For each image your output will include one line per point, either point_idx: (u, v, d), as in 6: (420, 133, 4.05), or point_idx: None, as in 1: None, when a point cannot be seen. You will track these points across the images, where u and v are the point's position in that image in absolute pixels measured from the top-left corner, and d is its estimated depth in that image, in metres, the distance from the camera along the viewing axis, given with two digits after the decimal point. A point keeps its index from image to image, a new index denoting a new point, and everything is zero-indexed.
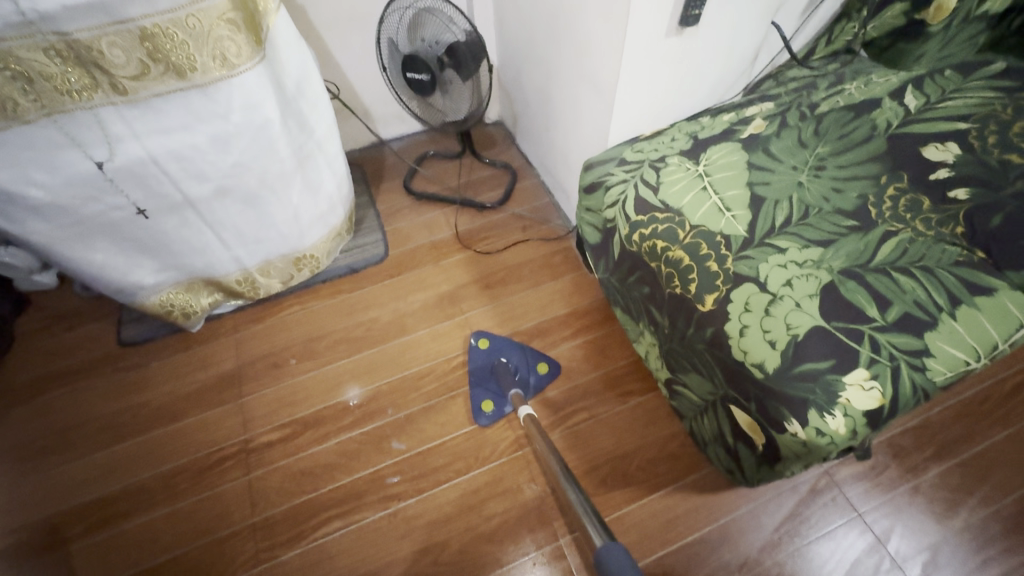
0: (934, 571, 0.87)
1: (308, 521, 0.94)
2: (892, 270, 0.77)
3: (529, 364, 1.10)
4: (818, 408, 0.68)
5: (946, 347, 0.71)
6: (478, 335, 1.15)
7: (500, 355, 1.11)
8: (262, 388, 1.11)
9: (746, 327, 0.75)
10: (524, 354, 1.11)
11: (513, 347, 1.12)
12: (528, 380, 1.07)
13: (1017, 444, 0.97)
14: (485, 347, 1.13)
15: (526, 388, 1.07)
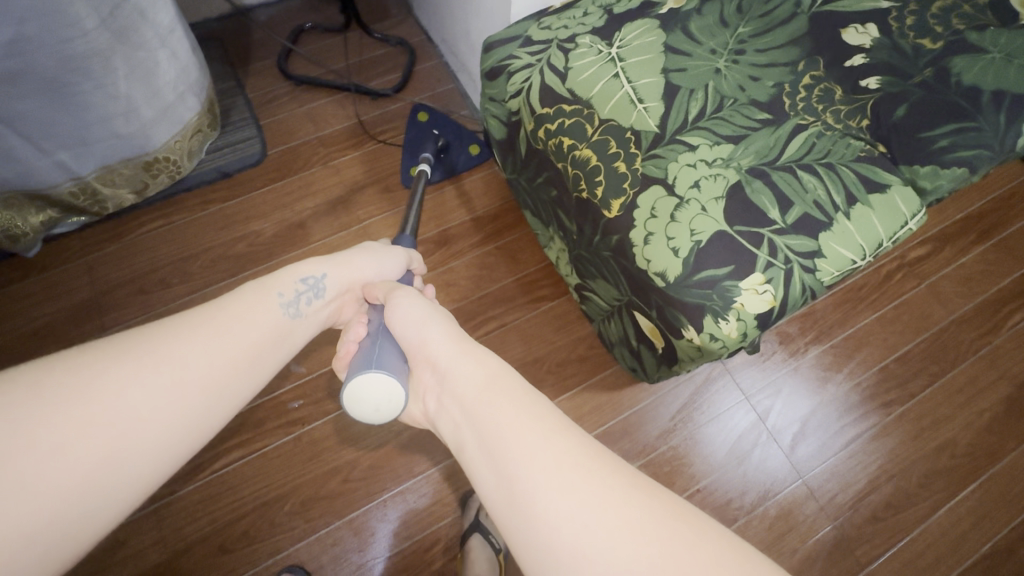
0: (802, 439, 0.98)
1: (204, 454, 0.88)
2: (797, 168, 0.74)
3: (462, 141, 1.13)
4: (713, 315, 0.67)
5: (837, 248, 0.71)
6: (418, 108, 1.15)
7: (439, 129, 1.14)
8: (130, 318, 0.97)
9: (651, 234, 0.71)
10: (460, 130, 1.15)
11: (455, 126, 1.15)
12: (456, 156, 1.12)
13: (883, 324, 1.07)
14: (424, 120, 1.14)
15: (452, 164, 1.12)
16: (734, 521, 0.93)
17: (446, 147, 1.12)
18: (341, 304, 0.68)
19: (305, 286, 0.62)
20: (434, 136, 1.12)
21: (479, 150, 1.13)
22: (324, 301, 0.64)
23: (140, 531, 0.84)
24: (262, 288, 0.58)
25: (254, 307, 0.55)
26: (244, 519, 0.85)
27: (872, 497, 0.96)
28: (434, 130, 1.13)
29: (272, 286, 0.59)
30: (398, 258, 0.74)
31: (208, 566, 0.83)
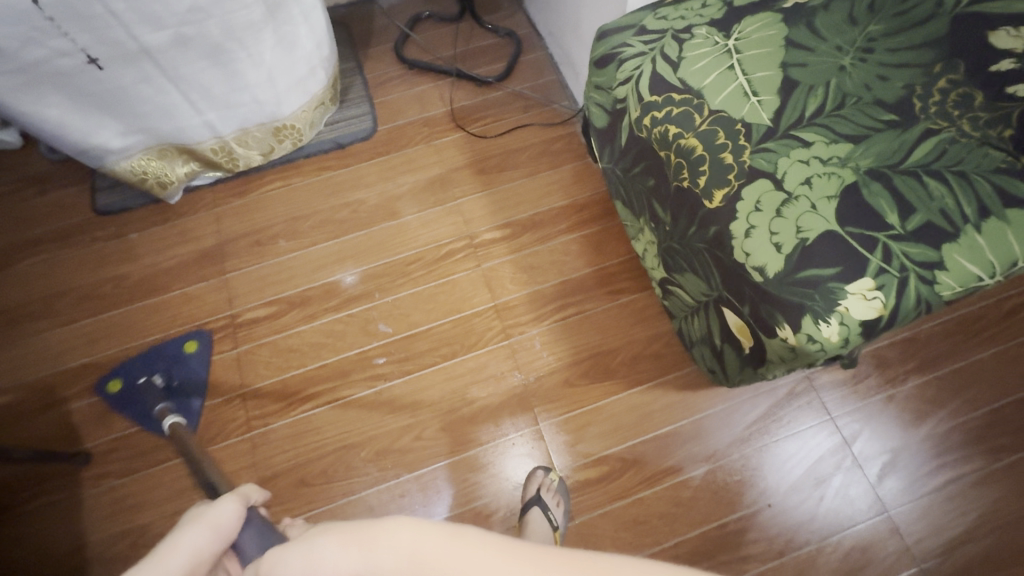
0: (890, 472, 0.91)
1: (295, 394, 0.97)
2: (923, 174, 0.69)
3: (177, 355, 0.99)
4: (813, 315, 0.64)
5: (962, 262, 0.66)
6: (190, 336, 1.01)
7: (141, 373, 0.98)
8: (244, 266, 1.07)
9: (753, 227, 0.69)
10: (158, 361, 0.99)
11: (144, 364, 0.99)
12: (187, 371, 0.98)
13: (1003, 362, 0.96)
14: (116, 389, 0.96)
15: (192, 385, 0.97)
16: (805, 545, 0.87)
17: (171, 378, 0.97)
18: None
19: None
20: (144, 379, 0.96)
21: (193, 349, 0.99)
22: None
23: (236, 455, 0.93)
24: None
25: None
26: (324, 459, 0.92)
27: (968, 547, 0.87)
28: (140, 378, 0.97)
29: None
30: (228, 503, 0.43)
31: (289, 496, 0.90)
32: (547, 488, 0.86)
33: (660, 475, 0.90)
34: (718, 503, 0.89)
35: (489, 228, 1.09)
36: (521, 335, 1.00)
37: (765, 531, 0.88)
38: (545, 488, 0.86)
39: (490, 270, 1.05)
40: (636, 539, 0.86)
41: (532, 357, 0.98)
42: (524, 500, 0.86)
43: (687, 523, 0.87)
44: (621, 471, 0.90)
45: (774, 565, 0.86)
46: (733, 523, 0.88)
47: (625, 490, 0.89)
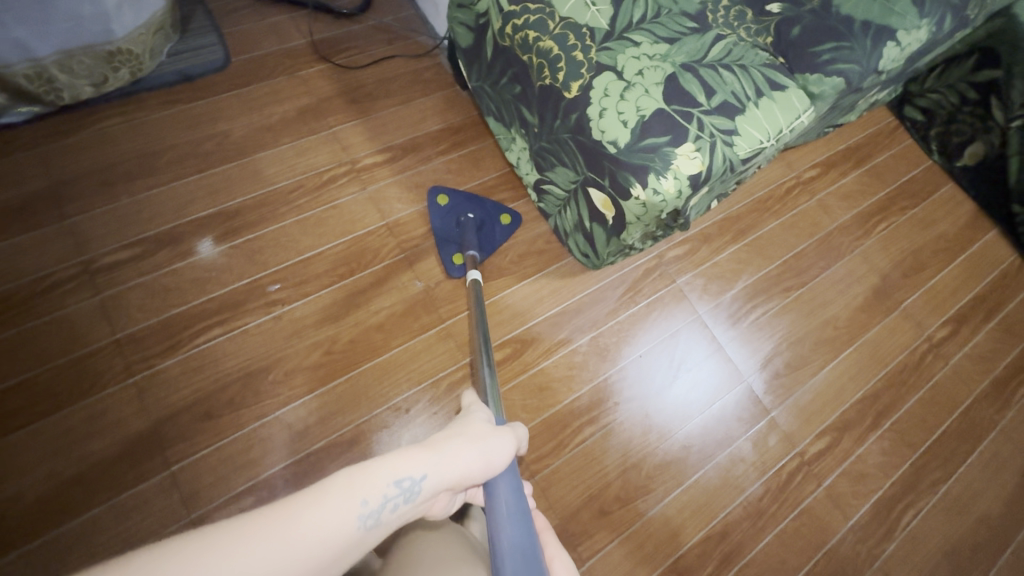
0: (719, 318, 1.16)
1: (183, 331, 0.91)
2: (719, 66, 0.90)
3: (492, 216, 1.10)
4: (655, 173, 0.82)
5: (749, 129, 0.88)
6: (38, 288, 0.89)
7: (466, 209, 1.09)
8: (92, 208, 0.96)
9: (605, 110, 0.84)
10: (484, 206, 1.10)
11: (472, 202, 1.10)
12: (494, 232, 1.09)
13: (784, 229, 1.28)
14: (445, 204, 1.09)
15: (491, 243, 1.08)
16: (670, 381, 1.08)
17: (481, 225, 1.09)
18: (433, 501, 0.53)
19: (398, 489, 0.48)
20: (465, 216, 1.07)
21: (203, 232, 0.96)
22: (416, 505, 0.50)
23: (121, 402, 0.85)
24: (349, 486, 0.46)
25: (341, 516, 0.44)
26: (229, 388, 0.89)
27: (776, 361, 1.15)
28: (463, 214, 1.08)
29: (355, 493, 0.45)
30: (509, 438, 0.60)
31: (195, 431, 0.86)
32: None
33: (554, 347, 1.04)
34: (603, 360, 1.06)
35: (370, 153, 1.12)
36: (416, 247, 1.06)
37: (639, 376, 1.07)
38: None
39: (377, 192, 1.09)
40: (542, 401, 1.00)
41: (429, 265, 1.05)
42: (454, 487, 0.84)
43: (581, 380, 1.03)
44: (523, 349, 1.03)
45: (649, 400, 1.05)
46: (615, 373, 1.05)
47: (528, 363, 1.02)
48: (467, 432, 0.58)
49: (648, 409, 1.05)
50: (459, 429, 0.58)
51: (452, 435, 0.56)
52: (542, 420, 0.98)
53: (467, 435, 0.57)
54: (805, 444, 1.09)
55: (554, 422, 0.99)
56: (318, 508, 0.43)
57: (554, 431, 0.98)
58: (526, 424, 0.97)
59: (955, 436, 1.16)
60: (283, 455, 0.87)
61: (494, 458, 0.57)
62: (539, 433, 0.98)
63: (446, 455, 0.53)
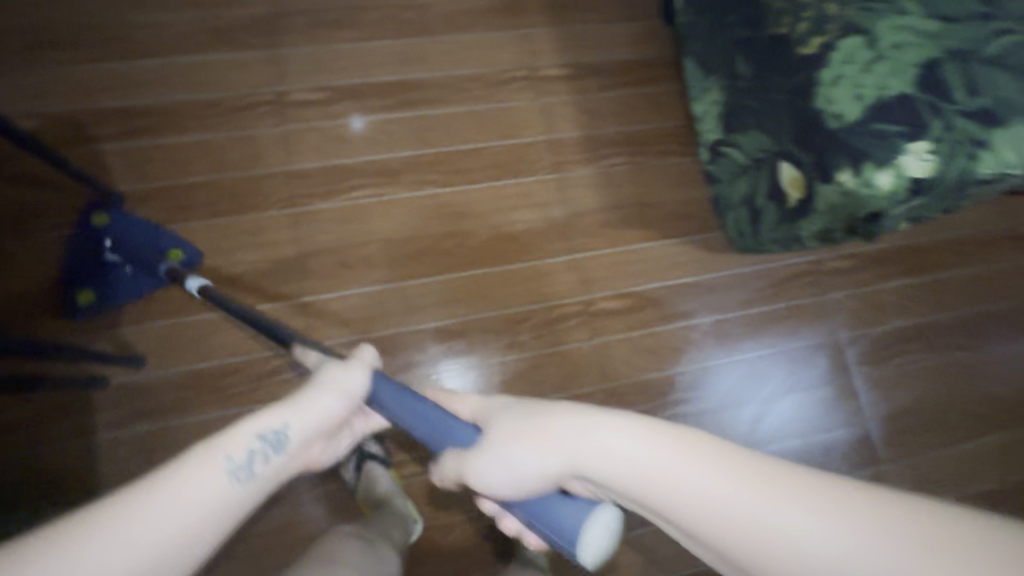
0: (851, 337, 1.03)
1: (342, 181, 0.97)
2: (995, 64, 0.76)
3: None
4: (873, 163, 0.72)
5: (1003, 147, 0.74)
6: (238, 104, 0.97)
7: None
8: (297, 45, 1.02)
9: (840, 76, 0.74)
10: None
11: None
12: None
13: (975, 280, 1.09)
14: None
15: None
16: (781, 392, 0.99)
17: None
18: (310, 449, 0.50)
19: (264, 441, 0.45)
20: None
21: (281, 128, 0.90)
22: (286, 459, 0.47)
23: (278, 226, 0.93)
24: (202, 454, 0.42)
25: (201, 478, 0.41)
26: (365, 246, 0.94)
27: (910, 416, 1.01)
28: None
29: (218, 450, 0.43)
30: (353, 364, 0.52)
31: (329, 274, 0.93)
32: None
33: (673, 316, 0.99)
34: (718, 346, 0.99)
35: (554, 65, 1.09)
36: (569, 172, 1.03)
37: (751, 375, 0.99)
38: None
39: (549, 106, 1.06)
40: (645, 362, 0.97)
41: (577, 194, 1.02)
42: None
43: (689, 358, 0.98)
44: (642, 307, 0.99)
45: (754, 403, 0.99)
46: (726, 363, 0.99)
47: (642, 322, 0.98)
48: (320, 372, 0.52)
49: (748, 410, 0.98)
50: (310, 380, 0.51)
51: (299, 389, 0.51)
52: (638, 380, 0.96)
53: (309, 387, 0.50)
54: None
55: (649, 386, 0.96)
56: (131, 504, 0.38)
57: (647, 395, 0.96)
58: (622, 378, 0.95)
59: None
60: (395, 322, 0.92)
61: (352, 389, 0.51)
62: (633, 390, 0.95)
63: (300, 405, 0.48)
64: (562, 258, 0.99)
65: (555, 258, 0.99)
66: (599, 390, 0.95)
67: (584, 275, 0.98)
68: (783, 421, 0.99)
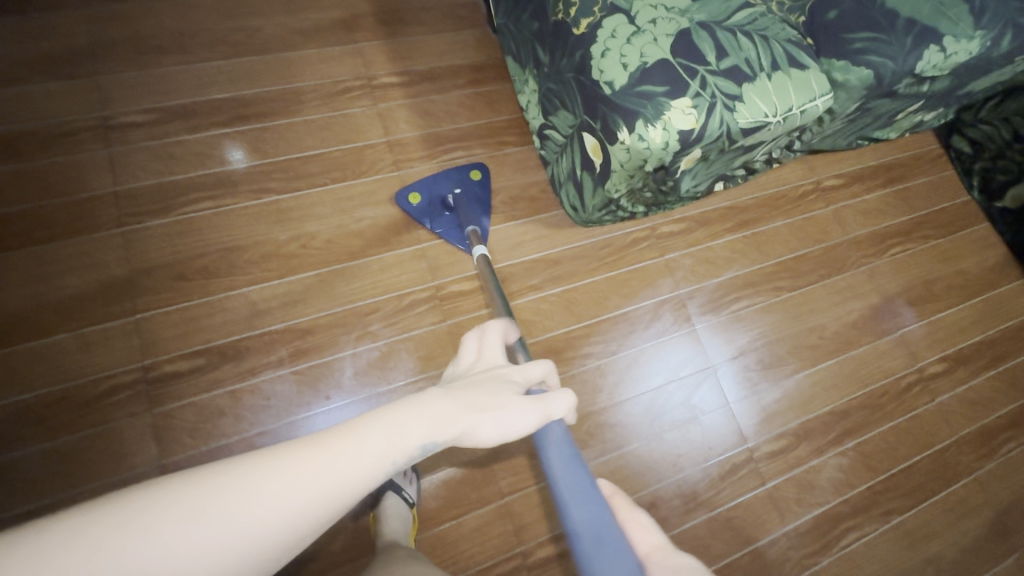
0: (692, 295, 1.13)
1: (176, 197, 0.96)
2: (738, 31, 0.88)
3: None
4: (644, 120, 0.80)
5: (754, 99, 0.86)
6: (58, 132, 0.96)
7: None
8: (121, 71, 1.02)
9: (608, 50, 0.83)
10: None
11: None
12: None
13: (790, 230, 1.23)
14: None
15: None
16: (633, 347, 1.06)
17: None
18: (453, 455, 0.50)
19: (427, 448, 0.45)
20: None
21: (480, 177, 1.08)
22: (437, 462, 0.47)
23: (107, 247, 0.91)
24: (380, 447, 0.42)
25: (358, 470, 0.40)
26: (204, 257, 0.94)
27: (750, 355, 1.12)
28: None
29: (387, 449, 0.42)
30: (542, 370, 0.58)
31: (166, 289, 0.91)
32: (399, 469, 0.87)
33: (523, 290, 1.04)
34: (569, 313, 1.05)
35: (389, 73, 1.15)
36: (411, 169, 1.08)
37: (604, 336, 1.05)
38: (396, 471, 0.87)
39: (387, 110, 1.12)
40: None
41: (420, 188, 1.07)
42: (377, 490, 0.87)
43: (542, 327, 1.03)
44: (492, 286, 1.03)
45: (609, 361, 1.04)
46: (579, 328, 1.05)
47: (493, 300, 1.02)
48: (502, 390, 0.52)
49: (605, 369, 1.04)
50: (497, 390, 0.52)
51: (486, 393, 0.51)
52: None
53: (490, 399, 0.51)
54: (758, 442, 1.05)
55: None
56: (253, 484, 0.37)
57: None
58: None
59: (925, 472, 1.11)
60: (238, 328, 0.91)
61: (527, 417, 0.51)
62: None
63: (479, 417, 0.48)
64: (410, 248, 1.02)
65: (403, 249, 1.02)
66: None
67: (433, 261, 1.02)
68: (639, 376, 1.05)
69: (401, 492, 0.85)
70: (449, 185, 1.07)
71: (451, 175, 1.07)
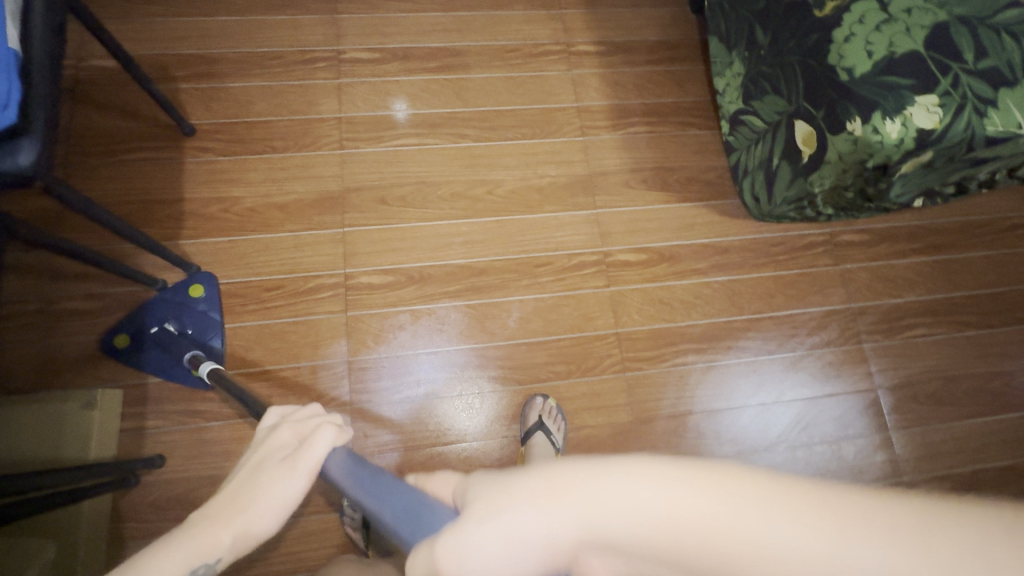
0: (865, 312, 1.06)
1: (387, 129, 1.06)
2: (1004, 31, 0.79)
3: None
4: (882, 113, 0.76)
5: (1011, 106, 0.78)
6: (299, 58, 1.09)
7: None
8: (355, 12, 1.13)
9: (853, 35, 0.79)
10: None
11: None
12: None
13: (989, 264, 1.11)
14: None
15: None
16: (791, 351, 1.02)
17: None
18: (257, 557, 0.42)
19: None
20: None
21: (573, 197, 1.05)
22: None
23: (326, 164, 1.03)
24: None
25: None
26: (403, 187, 1.03)
27: (919, 386, 1.03)
28: None
29: None
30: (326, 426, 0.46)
31: (369, 209, 1.01)
32: (547, 413, 0.91)
33: (688, 272, 1.04)
34: (730, 303, 1.03)
35: (585, 41, 1.17)
36: (595, 136, 1.11)
37: (763, 334, 1.02)
38: (545, 414, 0.90)
39: (579, 77, 1.15)
40: (657, 312, 1.01)
41: (601, 155, 1.09)
42: (525, 426, 0.91)
43: (701, 312, 1.02)
44: (657, 261, 1.04)
45: (764, 360, 1.01)
46: (738, 321, 1.02)
47: (656, 275, 1.03)
48: (261, 473, 0.43)
49: (758, 366, 1.01)
50: (268, 466, 0.43)
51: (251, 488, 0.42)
52: (650, 328, 1.00)
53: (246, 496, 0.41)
54: (915, 480, 0.98)
55: (661, 335, 1.00)
56: None
57: (658, 342, 1.00)
58: (634, 325, 1.00)
59: None
60: (423, 256, 0.99)
61: (288, 488, 0.42)
62: (645, 337, 1.00)
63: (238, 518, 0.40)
64: (583, 211, 1.05)
65: (577, 210, 1.05)
66: (612, 334, 0.99)
67: (603, 227, 1.05)
68: (793, 381, 1.01)
69: (550, 435, 0.88)
70: (162, 314, 0.91)
71: (165, 297, 0.92)
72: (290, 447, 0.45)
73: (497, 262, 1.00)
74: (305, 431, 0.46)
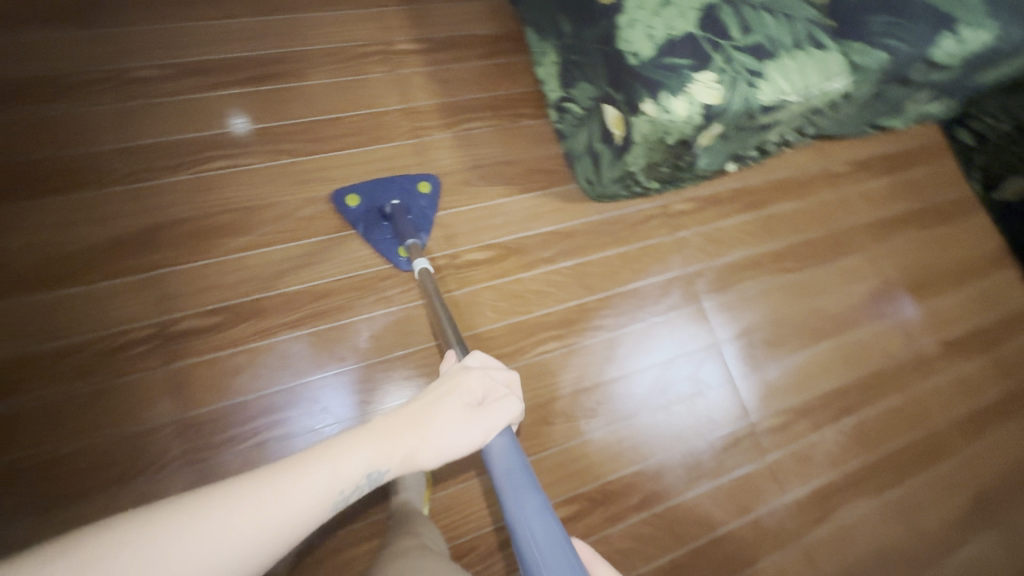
0: (701, 274, 1.14)
1: (192, 154, 0.95)
2: (762, 9, 0.88)
3: None
4: (669, 92, 0.81)
5: (776, 76, 0.87)
6: (70, 82, 0.94)
7: None
8: (135, 23, 1.00)
9: (635, 21, 0.83)
10: None
11: None
12: None
13: (798, 214, 1.25)
14: None
15: None
16: (642, 321, 1.08)
17: None
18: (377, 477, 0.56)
19: (370, 479, 0.52)
20: None
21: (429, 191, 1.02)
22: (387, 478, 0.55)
23: (122, 202, 0.91)
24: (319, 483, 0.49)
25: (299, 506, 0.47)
26: (220, 216, 0.93)
27: (754, 332, 1.14)
28: None
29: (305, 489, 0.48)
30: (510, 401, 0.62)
31: (182, 245, 0.91)
32: None
33: (538, 262, 1.05)
34: (581, 286, 1.06)
35: (406, 39, 1.13)
36: (428, 137, 1.08)
37: (615, 310, 1.07)
38: None
39: (405, 77, 1.11)
40: (512, 306, 1.02)
41: (437, 156, 1.07)
42: None
43: (555, 299, 1.04)
44: (506, 256, 1.04)
45: (619, 334, 1.06)
46: (590, 302, 1.06)
47: (507, 270, 1.03)
48: (445, 407, 0.59)
49: (614, 341, 1.05)
50: (455, 399, 0.60)
51: (437, 415, 0.58)
52: (507, 324, 1.00)
53: (434, 420, 0.57)
54: (760, 418, 1.09)
55: (519, 328, 1.01)
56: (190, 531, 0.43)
57: (517, 336, 1.00)
58: (491, 323, 1.00)
59: (916, 450, 1.17)
60: (254, 288, 0.91)
61: (475, 430, 0.59)
62: (503, 333, 1.00)
63: (427, 435, 0.56)
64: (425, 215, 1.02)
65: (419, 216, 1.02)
66: (470, 336, 0.98)
67: (447, 230, 1.03)
68: (647, 349, 1.07)
69: None
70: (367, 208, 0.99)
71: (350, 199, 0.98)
72: (475, 401, 0.61)
73: (339, 281, 0.95)
74: (487, 391, 0.63)
